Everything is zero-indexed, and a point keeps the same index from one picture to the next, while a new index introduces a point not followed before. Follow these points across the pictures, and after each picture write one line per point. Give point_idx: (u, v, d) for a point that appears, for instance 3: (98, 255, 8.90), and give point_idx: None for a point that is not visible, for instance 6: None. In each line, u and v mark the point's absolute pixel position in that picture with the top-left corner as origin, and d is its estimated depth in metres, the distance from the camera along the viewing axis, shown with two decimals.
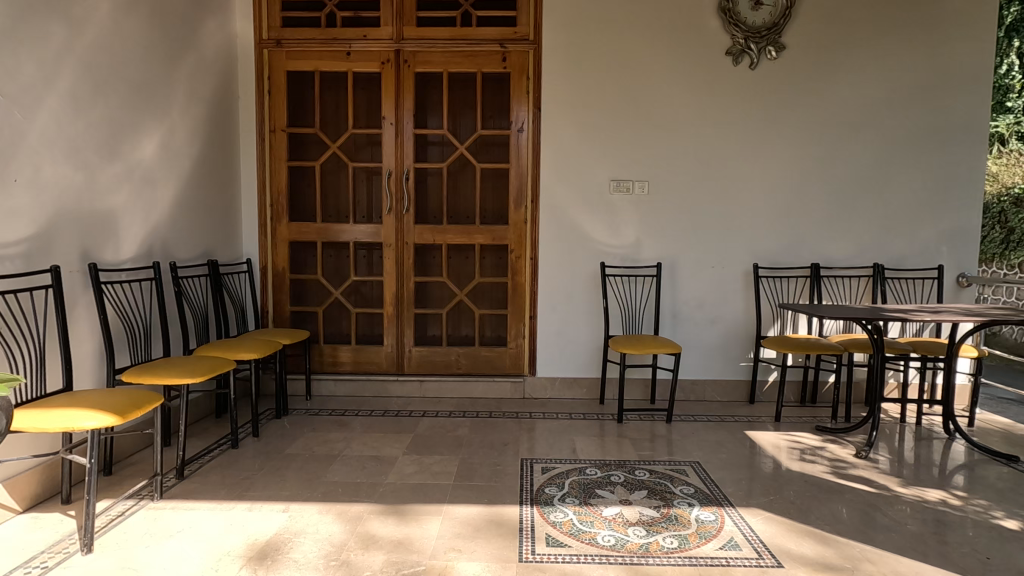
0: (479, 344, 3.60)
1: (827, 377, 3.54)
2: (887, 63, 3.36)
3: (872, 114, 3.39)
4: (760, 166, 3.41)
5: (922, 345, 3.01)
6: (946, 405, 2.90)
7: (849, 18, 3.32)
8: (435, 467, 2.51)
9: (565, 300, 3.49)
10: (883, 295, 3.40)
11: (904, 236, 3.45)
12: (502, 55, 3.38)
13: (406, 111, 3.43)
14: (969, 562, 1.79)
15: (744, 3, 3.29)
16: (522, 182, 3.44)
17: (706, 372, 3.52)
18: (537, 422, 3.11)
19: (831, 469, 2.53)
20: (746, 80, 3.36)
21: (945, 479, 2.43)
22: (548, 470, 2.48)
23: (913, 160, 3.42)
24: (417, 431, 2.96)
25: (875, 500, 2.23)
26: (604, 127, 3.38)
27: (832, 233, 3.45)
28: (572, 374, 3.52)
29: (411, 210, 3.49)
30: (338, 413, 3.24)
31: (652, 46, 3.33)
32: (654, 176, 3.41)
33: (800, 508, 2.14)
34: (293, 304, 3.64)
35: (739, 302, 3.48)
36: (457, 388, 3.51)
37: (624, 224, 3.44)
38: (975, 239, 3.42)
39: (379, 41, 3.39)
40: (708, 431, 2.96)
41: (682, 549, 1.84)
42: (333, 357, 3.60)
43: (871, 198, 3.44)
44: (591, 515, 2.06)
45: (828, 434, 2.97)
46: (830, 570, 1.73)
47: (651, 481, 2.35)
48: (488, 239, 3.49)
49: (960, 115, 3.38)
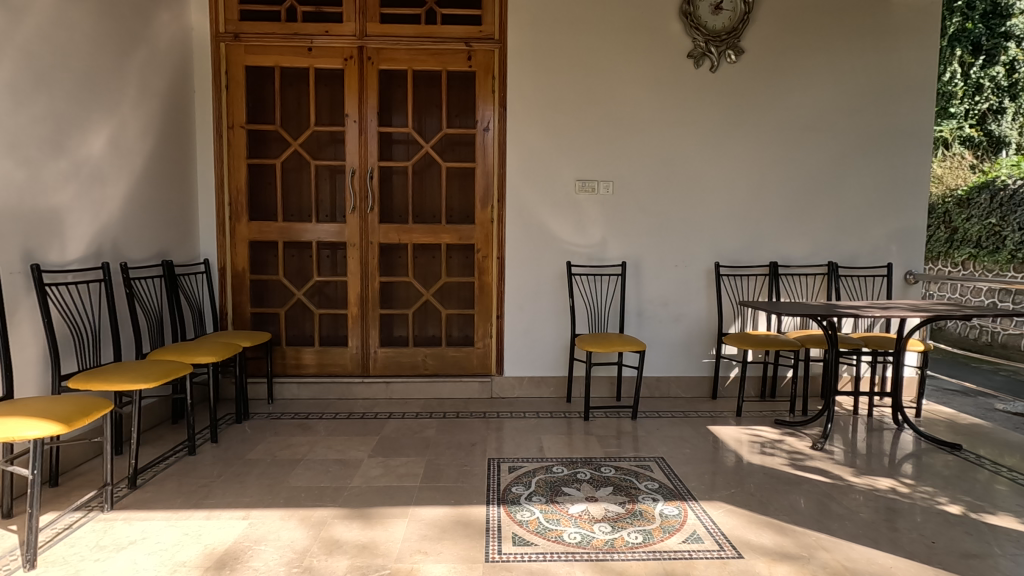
0: (446, 344, 3.57)
1: (785, 371, 3.65)
2: (840, 68, 3.48)
3: (826, 117, 3.51)
4: (720, 167, 3.49)
5: (874, 340, 3.13)
6: (895, 397, 3.03)
7: (804, 24, 3.43)
8: (401, 469, 2.48)
9: (532, 299, 3.49)
10: (837, 292, 3.53)
11: (856, 236, 3.59)
12: (468, 54, 3.37)
13: (370, 109, 3.38)
14: (917, 547, 1.87)
15: (704, 8, 3.37)
16: (489, 182, 3.44)
17: (671, 368, 3.58)
18: (505, 421, 3.12)
19: (789, 461, 2.61)
20: (707, 83, 3.43)
21: (895, 468, 2.54)
22: (515, 469, 2.48)
23: (865, 162, 3.55)
24: (384, 433, 2.92)
25: (829, 490, 2.31)
26: (569, 128, 3.40)
27: (788, 232, 3.56)
28: (539, 373, 3.53)
29: (375, 209, 3.44)
30: (301, 416, 3.17)
31: (616, 47, 3.37)
32: (619, 176, 3.45)
33: (760, 500, 2.20)
34: (254, 305, 3.54)
35: (701, 300, 3.56)
36: (424, 388, 3.48)
37: (590, 224, 3.47)
38: (922, 239, 3.59)
39: (341, 37, 3.33)
40: (672, 427, 3.02)
41: (646, 544, 1.86)
42: (296, 359, 3.52)
43: (826, 199, 3.56)
44: (557, 513, 2.07)
45: (786, 427, 3.07)
46: (788, 560, 1.79)
47: (617, 477, 2.38)
48: (455, 239, 3.48)
49: (907, 119, 3.54)
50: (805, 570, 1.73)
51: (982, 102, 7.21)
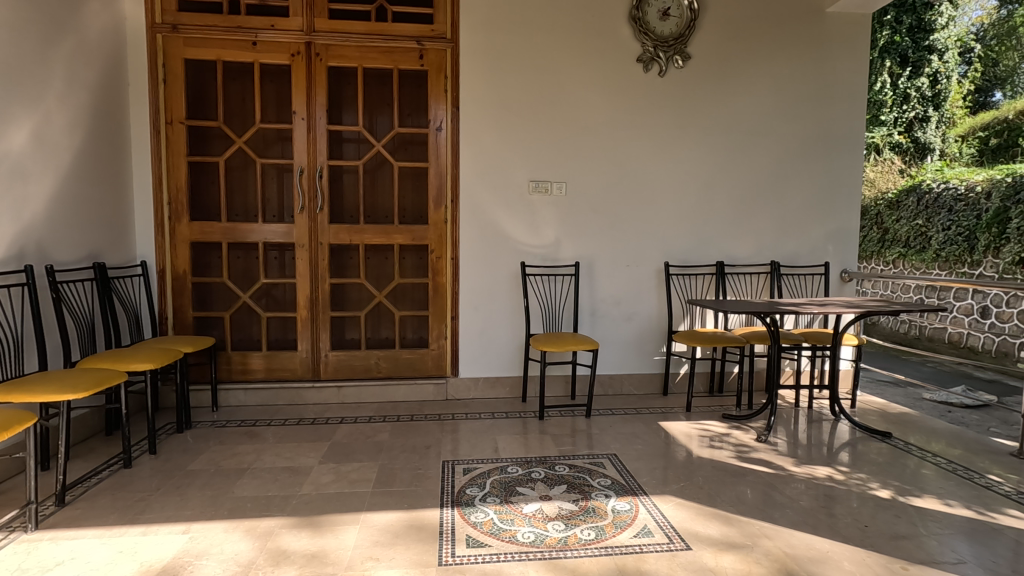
0: (400, 346, 3.52)
1: (732, 367, 3.78)
2: (780, 76, 3.64)
3: (767, 122, 3.66)
4: (669, 169, 3.59)
5: (813, 335, 3.29)
6: (833, 390, 3.18)
7: (746, 32, 3.57)
8: (353, 474, 2.42)
9: (487, 299, 3.49)
10: (778, 290, 3.68)
11: (796, 236, 3.76)
12: (420, 52, 3.33)
13: (319, 107, 3.30)
14: (852, 531, 1.97)
15: (653, 14, 3.44)
16: (442, 182, 3.42)
17: (624, 366, 3.65)
18: (460, 422, 3.10)
19: (735, 453, 2.70)
20: (655, 86, 3.51)
21: (833, 457, 2.67)
22: (469, 470, 2.47)
23: (803, 166, 3.73)
24: (335, 438, 2.85)
25: (773, 480, 2.41)
26: (523, 128, 3.42)
27: (734, 233, 3.69)
28: (495, 374, 3.53)
29: (325, 209, 3.36)
30: (247, 423, 3.05)
31: (568, 50, 3.41)
32: (571, 177, 3.49)
33: (708, 493, 2.26)
34: (196, 308, 3.39)
35: (652, 299, 3.64)
36: (378, 392, 3.42)
37: (544, 224, 3.50)
38: (855, 239, 3.80)
39: (288, 32, 3.23)
40: (625, 424, 3.08)
41: (599, 540, 1.89)
42: (242, 365, 3.39)
43: (768, 202, 3.71)
44: (512, 513, 2.07)
45: (733, 421, 3.18)
46: (734, 549, 1.85)
47: (570, 475, 2.40)
48: (408, 239, 3.43)
49: (841, 125, 3.73)
50: (749, 558, 1.79)
51: (909, 111, 7.75)
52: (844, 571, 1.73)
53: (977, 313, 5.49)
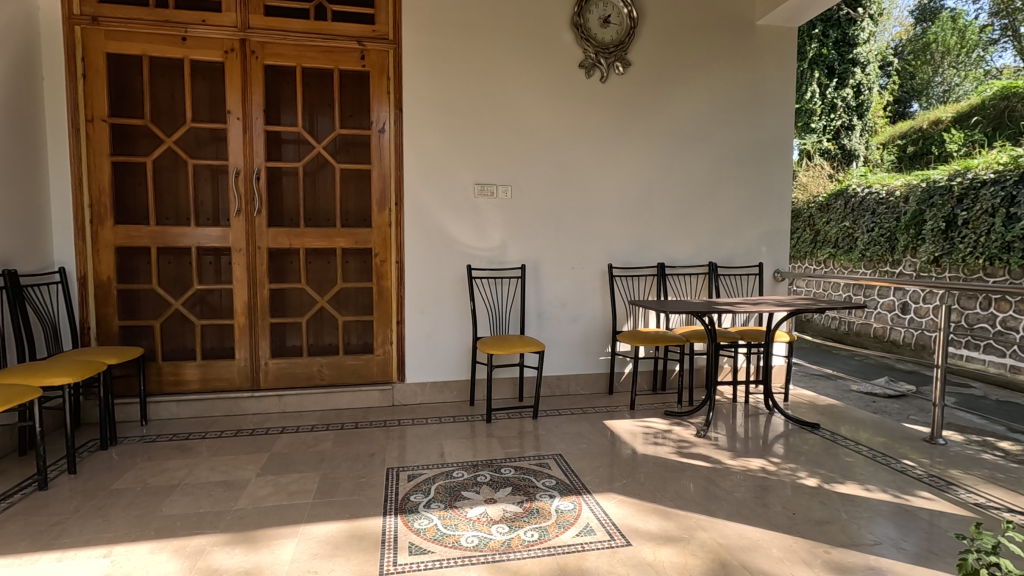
0: (344, 352, 3.44)
1: (673, 365, 3.90)
2: (715, 83, 3.79)
3: (704, 128, 3.80)
4: (611, 173, 3.66)
5: (748, 333, 3.43)
6: (767, 385, 3.33)
7: (682, 40, 3.69)
8: (292, 486, 2.35)
9: (433, 303, 3.45)
10: (716, 290, 3.83)
11: (733, 238, 3.92)
12: (361, 53, 3.28)
13: (255, 106, 3.19)
14: (781, 519, 2.07)
15: (594, 21, 3.52)
16: (386, 184, 3.37)
17: (571, 367, 3.70)
18: (406, 428, 3.06)
19: (675, 449, 2.79)
20: (597, 92, 3.59)
21: (767, 449, 2.80)
22: (414, 477, 2.44)
23: (738, 170, 3.89)
24: (275, 449, 2.76)
25: (710, 473, 2.50)
26: (467, 131, 3.41)
27: (674, 235, 3.81)
28: (442, 378, 3.51)
29: (263, 212, 3.24)
30: (179, 437, 2.90)
31: (511, 54, 3.43)
32: (516, 180, 3.51)
33: (650, 489, 2.32)
34: (123, 317, 3.21)
35: (597, 300, 3.71)
36: (321, 400, 3.34)
37: (490, 227, 3.50)
38: (785, 240, 4.00)
39: (221, 27, 3.10)
40: (571, 424, 3.12)
41: (542, 540, 1.91)
42: (175, 375, 3.23)
43: (706, 205, 3.85)
44: (456, 518, 2.06)
45: (674, 417, 3.28)
46: (671, 542, 1.90)
47: (516, 477, 2.41)
48: (350, 243, 3.37)
49: (772, 131, 3.93)
50: (686, 551, 1.85)
51: (836, 119, 8.22)
52: (773, 558, 1.81)
53: (898, 309, 5.89)
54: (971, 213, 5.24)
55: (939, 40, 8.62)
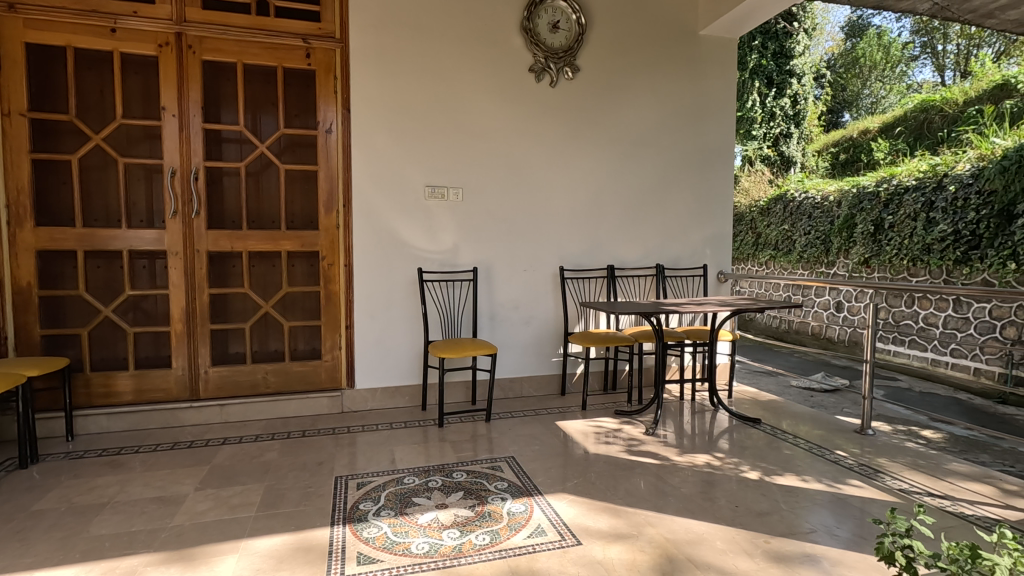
0: (290, 359, 3.34)
1: (624, 365, 3.98)
2: (661, 90, 3.90)
3: (651, 133, 3.90)
4: (561, 177, 3.71)
5: (694, 333, 3.54)
6: (711, 383, 3.44)
7: (629, 47, 3.79)
8: (234, 499, 2.25)
9: (384, 307, 3.39)
10: (663, 291, 3.93)
11: (679, 240, 4.04)
12: (306, 51, 3.19)
13: (192, 103, 3.05)
14: (725, 512, 2.14)
15: (543, 26, 3.56)
16: (333, 186, 3.29)
17: (523, 369, 3.71)
18: (356, 435, 2.99)
19: (625, 447, 2.84)
20: (547, 97, 3.63)
21: (712, 445, 2.89)
22: (363, 484, 2.38)
23: (684, 175, 4.02)
24: (216, 461, 2.64)
25: (659, 470, 2.56)
26: (417, 133, 3.37)
27: (623, 237, 3.89)
28: (393, 383, 3.45)
29: (202, 213, 3.11)
30: (110, 452, 2.73)
31: (462, 56, 3.42)
32: (468, 183, 3.50)
33: (601, 488, 2.35)
34: (46, 326, 3.00)
35: (549, 302, 3.74)
36: (266, 408, 3.22)
37: (441, 230, 3.47)
38: (728, 243, 4.16)
39: (156, 20, 2.96)
40: (524, 425, 3.13)
41: (494, 543, 1.90)
42: (106, 387, 3.04)
43: (653, 209, 3.96)
44: (407, 525, 2.03)
45: (624, 416, 3.34)
46: (622, 539, 1.93)
47: (468, 481, 2.40)
48: (296, 246, 3.27)
49: (714, 137, 4.07)
50: (635, 547, 1.88)
51: (775, 127, 8.62)
52: (717, 550, 1.87)
53: (833, 307, 6.21)
54: (896, 217, 5.61)
55: (866, 55, 9.21)
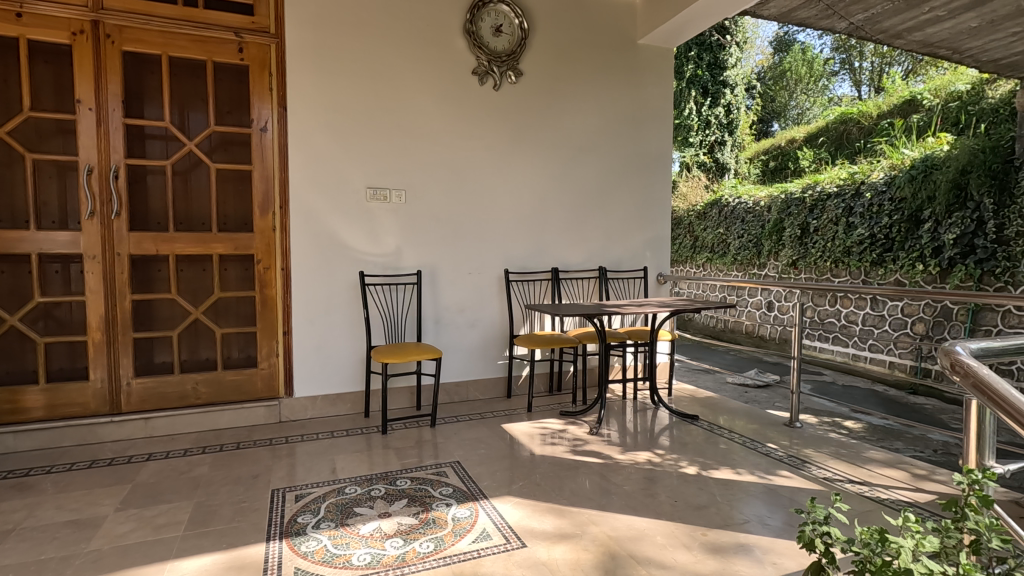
0: (223, 368, 3.17)
1: (568, 366, 4.03)
2: (602, 97, 3.99)
3: (592, 139, 3.98)
4: (505, 180, 3.72)
5: (635, 333, 3.64)
6: (652, 382, 3.54)
7: (571, 53, 3.85)
8: (159, 519, 2.11)
9: (324, 312, 3.29)
10: (606, 293, 4.02)
11: (621, 243, 4.14)
12: (238, 45, 3.06)
13: (111, 96, 2.85)
14: (666, 507, 2.20)
15: (486, 29, 3.56)
16: (268, 186, 3.16)
17: (469, 373, 3.69)
18: (295, 445, 2.88)
19: (570, 447, 2.88)
20: (491, 100, 3.63)
21: (653, 442, 2.98)
22: (302, 496, 2.29)
23: (624, 179, 4.12)
24: (139, 479, 2.47)
25: (602, 469, 2.61)
26: (358, 133, 3.29)
27: (567, 240, 3.95)
28: (334, 390, 3.34)
29: (123, 214, 2.91)
30: (17, 474, 2.51)
31: (403, 56, 3.37)
32: (411, 185, 3.45)
33: (546, 489, 2.37)
34: None
35: (494, 305, 3.74)
36: (196, 420, 3.04)
37: (384, 232, 3.40)
38: (667, 245, 4.30)
39: (69, 6, 2.75)
40: (469, 429, 3.11)
41: (438, 550, 1.87)
42: (13, 403, 2.79)
43: (595, 213, 4.03)
44: (348, 536, 1.96)
45: (569, 416, 3.39)
46: (565, 539, 1.95)
47: (412, 488, 2.35)
48: (229, 249, 3.12)
49: (653, 143, 4.21)
50: (579, 547, 1.91)
51: (710, 135, 9.00)
52: (658, 545, 1.92)
53: (765, 307, 6.54)
54: (820, 222, 5.97)
55: (792, 69, 9.76)
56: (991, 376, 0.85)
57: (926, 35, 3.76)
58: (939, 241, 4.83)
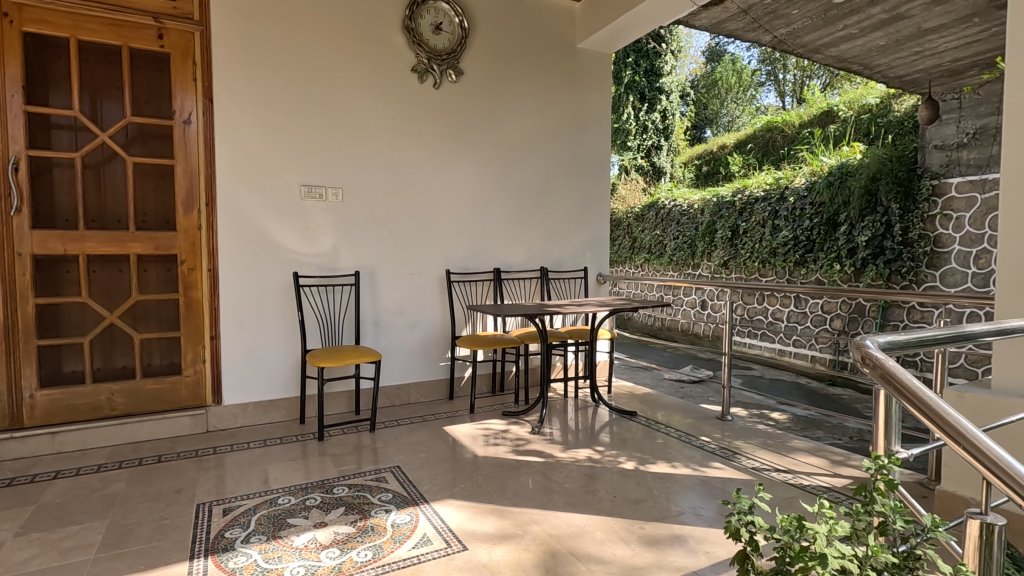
0: (142, 376, 2.97)
1: (511, 366, 4.04)
2: (543, 99, 4.03)
3: (533, 141, 4.01)
4: (446, 179, 3.68)
5: (576, 332, 3.70)
6: (592, 380, 3.61)
7: (512, 54, 3.87)
8: (67, 542, 1.94)
9: (255, 315, 3.13)
10: (547, 293, 4.06)
11: (561, 244, 4.20)
12: (158, 32, 2.88)
13: (10, 82, 2.61)
14: (605, 503, 2.24)
15: (426, 27, 3.51)
16: (193, 183, 2.99)
17: (409, 375, 3.62)
18: (223, 456, 2.72)
19: (512, 447, 2.88)
20: (431, 98, 3.58)
21: (594, 439, 3.03)
22: (230, 510, 2.17)
23: (565, 180, 4.18)
24: (45, 499, 2.27)
25: (544, 467, 2.62)
26: (290, 128, 3.16)
27: (508, 240, 3.95)
28: (267, 397, 3.19)
29: (24, 210, 2.66)
30: None
31: (339, 51, 3.27)
32: (347, 183, 3.35)
33: (488, 490, 2.36)
34: None
35: (436, 306, 3.69)
36: (112, 433, 2.83)
37: (319, 232, 3.28)
38: (606, 246, 4.40)
39: None
40: (410, 433, 3.06)
41: (376, 559, 1.82)
42: None
43: (536, 213, 4.07)
44: (280, 549, 1.87)
45: (511, 416, 3.39)
46: (507, 540, 1.95)
47: (349, 496, 2.28)
48: (148, 249, 2.92)
49: (592, 145, 4.29)
50: (519, 547, 1.91)
51: (648, 140, 9.30)
52: (597, 541, 1.95)
53: (699, 305, 6.82)
54: (749, 224, 6.29)
55: (723, 78, 10.24)
56: (896, 366, 0.91)
57: (841, 51, 4.04)
58: (853, 243, 5.19)
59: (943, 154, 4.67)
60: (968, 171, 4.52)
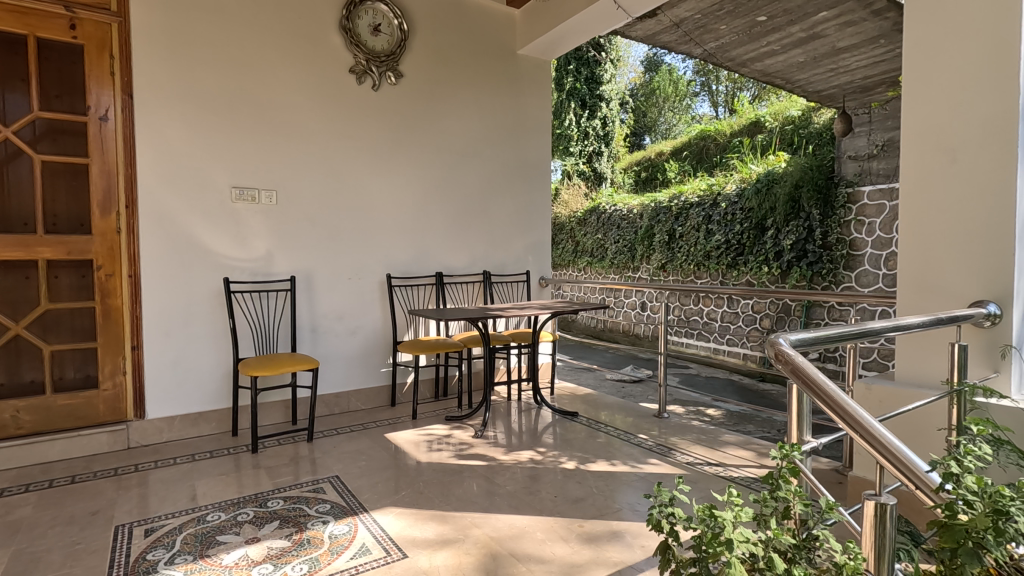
0: (53, 391, 2.76)
1: (454, 371, 4.02)
2: (484, 103, 4.05)
3: (475, 144, 4.03)
4: (386, 182, 3.63)
5: (518, 335, 3.72)
6: (535, 382, 3.65)
7: (453, 57, 3.87)
8: None
9: (182, 322, 2.97)
10: (490, 296, 4.07)
11: (504, 248, 4.23)
12: (70, 21, 2.70)
13: None
14: (546, 503, 2.27)
15: (364, 28, 3.46)
16: (110, 183, 2.81)
17: (349, 382, 3.54)
18: (146, 473, 2.57)
19: (454, 452, 2.87)
20: (370, 99, 3.53)
21: (536, 441, 3.06)
22: (154, 530, 2.05)
23: (506, 185, 4.22)
24: None
25: (486, 471, 2.63)
26: (220, 127, 3.03)
27: (450, 245, 3.95)
28: (195, 409, 3.03)
29: None
30: None
31: (272, 49, 3.16)
32: (281, 185, 3.24)
33: (429, 495, 2.34)
34: None
35: (376, 311, 3.62)
36: (18, 454, 2.61)
37: (252, 235, 3.15)
38: (548, 251, 4.47)
39: None
40: (350, 441, 2.99)
41: (312, 571, 1.77)
42: None
43: (479, 217, 4.08)
44: (207, 569, 1.79)
45: (454, 421, 3.38)
46: (448, 545, 1.94)
47: (284, 509, 2.20)
48: (59, 254, 2.72)
49: (533, 150, 4.35)
50: (460, 551, 1.90)
51: (589, 145, 9.51)
52: (537, 540, 1.97)
53: (639, 307, 7.04)
54: (685, 228, 6.56)
55: (661, 88, 10.60)
56: (806, 363, 0.97)
57: (765, 66, 4.29)
58: (779, 246, 5.52)
59: (856, 164, 5.05)
60: (878, 180, 4.89)
